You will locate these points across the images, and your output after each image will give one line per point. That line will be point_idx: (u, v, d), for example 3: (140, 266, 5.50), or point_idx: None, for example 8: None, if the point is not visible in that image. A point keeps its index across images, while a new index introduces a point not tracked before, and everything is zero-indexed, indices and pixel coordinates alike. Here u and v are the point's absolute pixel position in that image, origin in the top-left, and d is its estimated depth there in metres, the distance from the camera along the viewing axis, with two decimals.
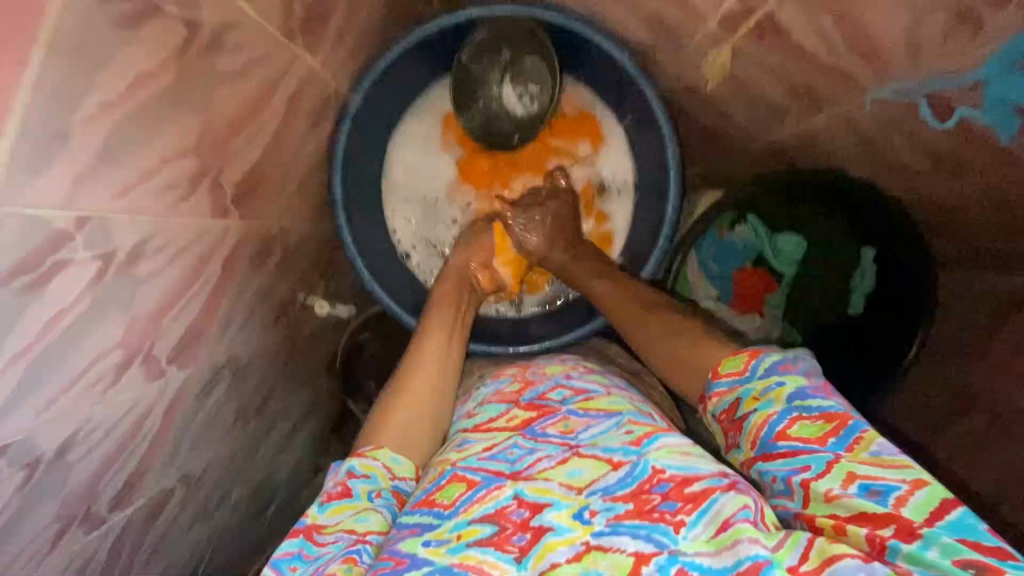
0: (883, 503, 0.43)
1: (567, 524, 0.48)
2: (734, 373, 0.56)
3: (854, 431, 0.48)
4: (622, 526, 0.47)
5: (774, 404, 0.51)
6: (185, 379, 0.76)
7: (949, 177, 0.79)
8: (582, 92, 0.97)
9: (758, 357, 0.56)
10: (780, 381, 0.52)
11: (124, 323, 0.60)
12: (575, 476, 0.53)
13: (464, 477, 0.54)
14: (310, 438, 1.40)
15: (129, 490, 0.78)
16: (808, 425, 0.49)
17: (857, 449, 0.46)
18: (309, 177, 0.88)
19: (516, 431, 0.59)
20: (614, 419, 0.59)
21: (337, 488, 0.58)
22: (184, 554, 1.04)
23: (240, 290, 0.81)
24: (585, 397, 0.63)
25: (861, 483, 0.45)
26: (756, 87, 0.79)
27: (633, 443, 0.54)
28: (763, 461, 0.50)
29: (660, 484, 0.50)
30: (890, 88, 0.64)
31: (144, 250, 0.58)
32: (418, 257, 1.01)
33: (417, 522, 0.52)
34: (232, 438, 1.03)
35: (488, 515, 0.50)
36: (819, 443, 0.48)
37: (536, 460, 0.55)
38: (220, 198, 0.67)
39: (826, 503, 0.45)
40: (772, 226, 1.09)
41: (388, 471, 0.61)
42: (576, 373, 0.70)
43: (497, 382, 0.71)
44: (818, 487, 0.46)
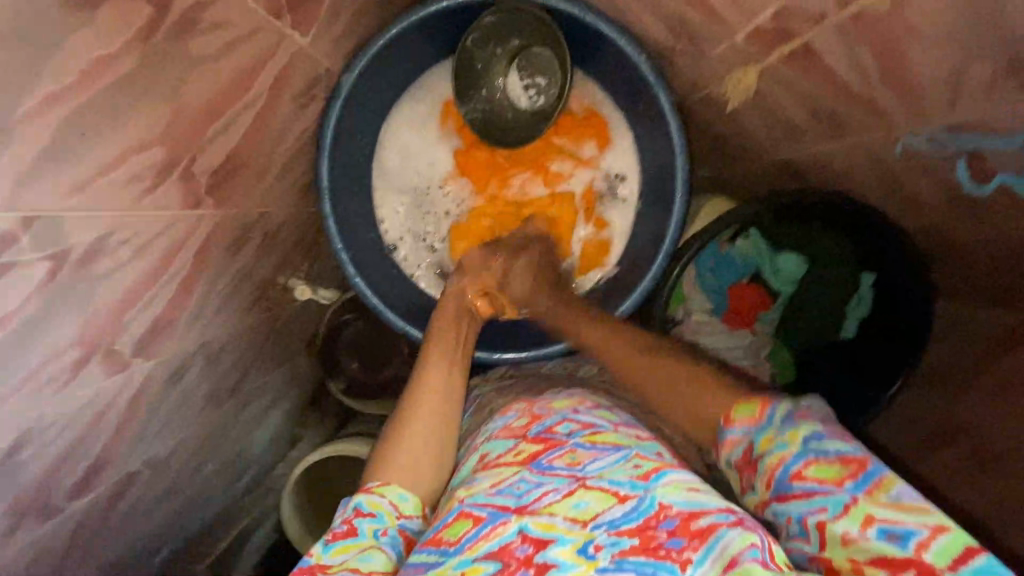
0: (903, 546, 0.39)
1: (571, 560, 0.45)
2: (747, 420, 0.50)
3: (874, 474, 0.43)
4: (628, 563, 0.44)
5: (789, 448, 0.46)
6: (151, 370, 0.72)
7: (969, 217, 0.77)
8: (591, 89, 0.92)
9: (772, 404, 0.49)
10: (795, 425, 0.47)
11: (83, 322, 0.55)
12: (579, 510, 0.49)
13: (471, 512, 0.50)
14: (285, 415, 1.38)
15: (88, 479, 0.75)
16: (824, 468, 0.44)
17: (877, 492, 0.42)
18: (294, 160, 0.82)
19: (523, 465, 0.55)
20: (622, 453, 0.55)
21: (343, 527, 0.55)
22: (149, 532, 1.02)
23: (213, 279, 0.76)
24: (593, 431, 0.59)
25: (880, 526, 0.40)
26: (777, 106, 0.74)
27: (640, 478, 0.51)
28: (779, 503, 0.45)
29: (666, 521, 0.47)
30: (925, 136, 0.61)
31: (105, 246, 0.53)
32: (407, 250, 0.97)
33: (422, 559, 0.49)
34: (202, 420, 0.99)
35: (492, 552, 0.47)
36: (835, 485, 0.43)
37: (542, 493, 0.51)
38: (193, 188, 0.62)
39: (843, 547, 0.41)
40: (773, 243, 1.04)
41: (395, 510, 0.57)
42: (584, 408, 0.65)
43: (506, 417, 0.68)
44: (834, 529, 0.42)
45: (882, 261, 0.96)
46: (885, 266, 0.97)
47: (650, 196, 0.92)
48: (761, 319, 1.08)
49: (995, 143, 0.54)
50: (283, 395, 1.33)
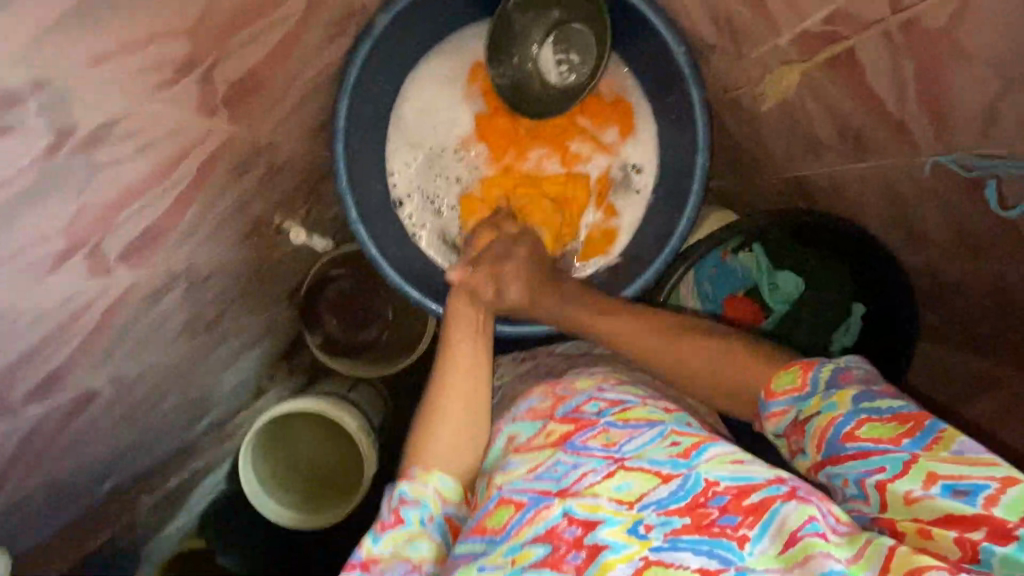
0: (972, 502, 0.45)
1: (623, 540, 0.50)
2: (792, 387, 0.57)
3: (933, 431, 0.49)
4: (682, 542, 0.49)
5: (838, 409, 0.53)
6: (135, 281, 0.69)
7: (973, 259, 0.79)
8: (623, 76, 0.91)
9: (813, 368, 0.57)
10: (842, 388, 0.54)
11: (74, 212, 0.53)
12: (623, 491, 0.54)
13: (511, 499, 0.56)
14: (257, 361, 1.35)
15: (48, 385, 0.72)
16: (878, 427, 0.51)
17: (936, 449, 0.48)
18: (315, 93, 0.80)
19: (556, 447, 0.60)
20: (657, 429, 0.60)
21: (391, 517, 0.60)
22: (102, 457, 0.98)
23: (213, 199, 0.73)
24: (622, 409, 0.63)
25: (944, 483, 0.46)
26: (804, 118, 0.75)
27: (681, 456, 0.56)
28: (834, 466, 0.52)
29: (716, 497, 0.52)
30: (956, 158, 0.60)
31: (110, 134, 0.50)
32: (412, 207, 0.95)
33: (471, 550, 0.55)
34: (175, 348, 0.96)
35: (540, 536, 0.52)
36: (893, 444, 0.50)
37: (582, 475, 0.56)
38: (211, 94, 0.59)
39: (908, 505, 0.47)
40: (774, 261, 1.05)
41: (438, 497, 0.63)
42: (609, 385, 0.69)
43: (529, 398, 0.70)
44: (898, 489, 0.48)
45: (885, 287, 0.95)
46: (888, 292, 0.96)
47: (665, 190, 0.92)
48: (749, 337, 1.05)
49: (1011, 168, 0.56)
50: (258, 341, 1.30)
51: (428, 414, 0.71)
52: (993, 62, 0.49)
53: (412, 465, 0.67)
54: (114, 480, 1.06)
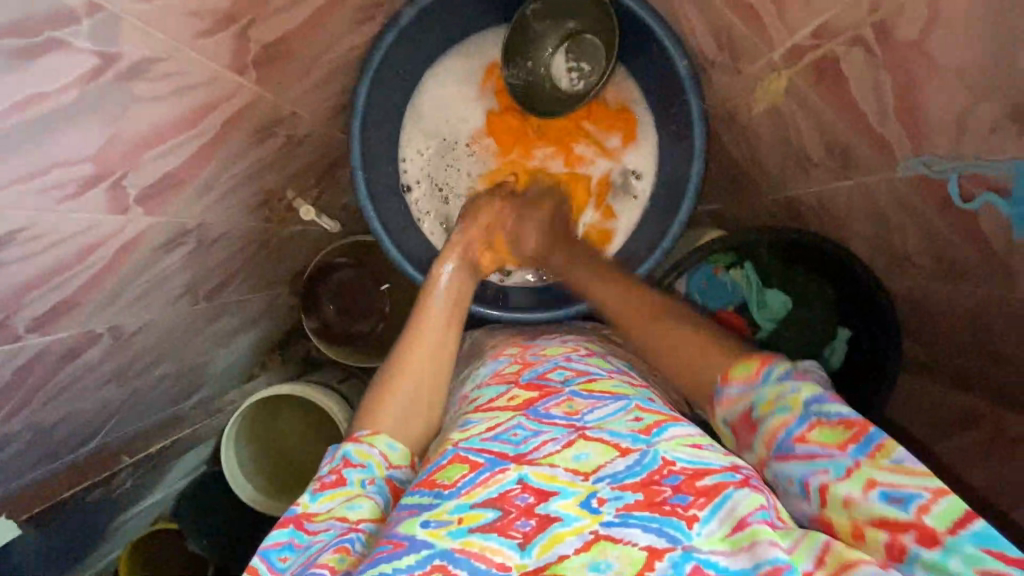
0: (904, 509, 0.47)
1: (574, 513, 0.50)
2: (746, 379, 0.61)
3: (874, 439, 0.51)
4: (633, 518, 0.49)
5: (788, 411, 0.56)
6: (149, 225, 0.72)
7: (945, 282, 0.81)
8: (629, 87, 0.96)
9: (769, 366, 0.60)
10: (795, 388, 0.57)
11: (104, 139, 0.56)
12: (581, 461, 0.55)
13: (467, 458, 0.57)
14: (251, 341, 1.37)
15: (51, 319, 0.74)
16: (827, 431, 0.54)
17: (878, 457, 0.50)
18: (338, 73, 0.85)
19: (519, 411, 0.63)
20: (622, 403, 0.63)
21: (332, 476, 0.62)
22: (91, 411, 0.99)
23: (232, 158, 0.77)
24: (588, 380, 0.68)
25: (882, 489, 0.49)
26: (794, 132, 0.80)
27: (642, 434, 0.57)
28: (781, 464, 0.55)
29: (671, 477, 0.52)
30: (922, 160, 0.64)
31: (149, 70, 0.55)
32: (419, 194, 0.99)
33: (417, 502, 0.55)
34: (175, 308, 0.99)
35: (490, 500, 0.52)
36: (838, 449, 0.52)
37: (542, 443, 0.57)
38: (243, 50, 0.64)
39: (844, 508, 0.50)
40: (765, 279, 1.08)
41: (384, 461, 0.65)
42: (577, 357, 0.75)
43: (498, 361, 0.78)
44: (837, 491, 0.51)
45: (873, 306, 0.96)
46: (878, 311, 0.96)
47: (660, 197, 0.96)
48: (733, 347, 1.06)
49: (985, 170, 0.57)
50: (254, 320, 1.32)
51: (386, 378, 0.71)
52: (962, 73, 0.53)
53: (362, 426, 0.68)
54: (99, 438, 1.06)
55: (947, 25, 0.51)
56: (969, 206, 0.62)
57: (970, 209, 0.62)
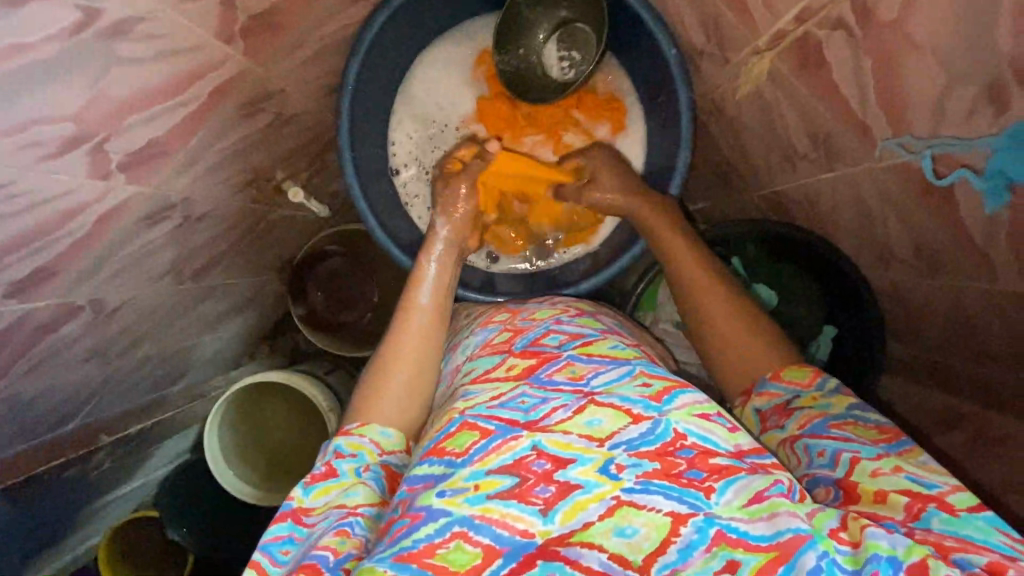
0: (929, 487, 0.50)
1: (595, 480, 0.52)
2: (796, 380, 0.65)
3: (905, 443, 0.56)
4: (654, 485, 0.51)
5: (833, 410, 0.61)
6: (132, 194, 0.72)
7: (927, 277, 0.82)
8: (619, 78, 0.97)
9: (822, 377, 0.65)
10: (842, 394, 0.62)
11: (86, 99, 0.56)
12: (594, 427, 0.56)
13: (477, 426, 0.56)
14: (239, 327, 1.37)
15: (29, 286, 0.73)
16: (865, 430, 0.58)
17: (909, 454, 0.54)
18: (329, 52, 0.85)
19: (522, 380, 0.63)
20: (627, 368, 0.63)
21: (323, 469, 0.63)
22: (70, 388, 0.98)
23: (217, 132, 0.77)
24: (585, 342, 0.67)
25: (909, 472, 0.52)
26: (780, 122, 0.80)
27: (652, 400, 0.58)
28: (813, 439, 0.58)
29: (683, 449, 0.54)
30: (899, 141, 0.65)
31: (132, 30, 0.55)
32: (408, 176, 1.00)
33: (429, 474, 0.55)
34: (159, 286, 0.98)
35: (506, 467, 0.53)
36: (874, 442, 0.56)
37: (552, 409, 0.58)
38: (230, 19, 0.64)
39: (871, 477, 0.52)
40: (751, 273, 1.07)
41: (377, 448, 0.66)
42: (567, 318, 0.73)
43: (487, 330, 0.75)
44: (866, 465, 0.54)
45: (856, 299, 0.97)
46: (859, 305, 0.97)
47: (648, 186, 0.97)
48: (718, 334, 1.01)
49: (961, 150, 0.58)
50: (242, 306, 1.31)
51: (374, 372, 0.72)
52: (940, 55, 0.53)
53: (353, 420, 0.69)
54: (78, 418, 1.05)
55: (924, 6, 0.51)
56: (940, 181, 0.64)
57: (944, 185, 0.63)
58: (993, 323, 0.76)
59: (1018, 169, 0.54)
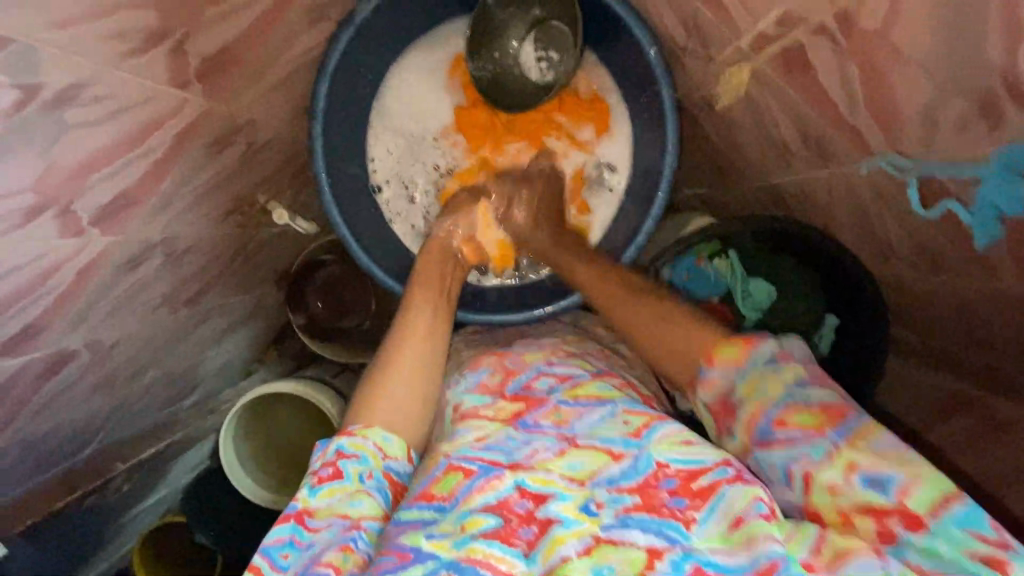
0: (887, 495, 0.47)
1: (574, 516, 0.52)
2: (729, 361, 0.59)
3: (853, 424, 0.51)
4: (633, 520, 0.51)
5: (769, 397, 0.55)
6: (110, 244, 0.72)
7: (930, 273, 0.78)
8: (600, 75, 0.92)
9: (752, 347, 0.58)
10: (777, 371, 0.56)
11: (41, 169, 0.55)
12: (574, 469, 0.56)
13: (461, 467, 0.56)
14: (244, 341, 1.38)
15: (22, 341, 0.75)
16: (805, 415, 0.53)
17: (857, 441, 0.50)
18: (294, 76, 0.82)
19: (506, 423, 0.62)
20: (608, 408, 0.62)
21: (329, 470, 0.60)
22: (78, 422, 1.01)
23: (189, 172, 0.76)
24: (573, 385, 0.66)
25: (863, 474, 0.49)
26: (769, 121, 0.76)
27: (632, 436, 0.57)
28: (763, 452, 0.54)
29: (665, 480, 0.53)
30: (888, 160, 0.62)
31: (78, 96, 0.53)
32: (389, 194, 0.97)
33: (417, 517, 0.54)
34: (156, 318, 0.99)
35: (490, 506, 0.53)
36: (817, 433, 0.52)
37: (535, 451, 0.58)
38: (182, 66, 0.62)
39: (830, 495, 0.50)
40: (749, 268, 1.04)
41: (379, 452, 0.63)
42: (558, 360, 0.72)
43: (476, 373, 0.72)
44: (822, 480, 0.50)
45: (855, 292, 0.95)
46: (857, 297, 0.95)
47: (635, 189, 0.93)
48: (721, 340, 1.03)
49: (952, 173, 0.56)
50: (242, 323, 1.32)
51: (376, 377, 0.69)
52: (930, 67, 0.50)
53: (355, 419, 0.66)
54: (92, 446, 1.09)
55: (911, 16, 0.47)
56: (931, 215, 0.62)
57: (932, 217, 0.61)
58: (999, 316, 0.73)
59: (1013, 204, 0.53)
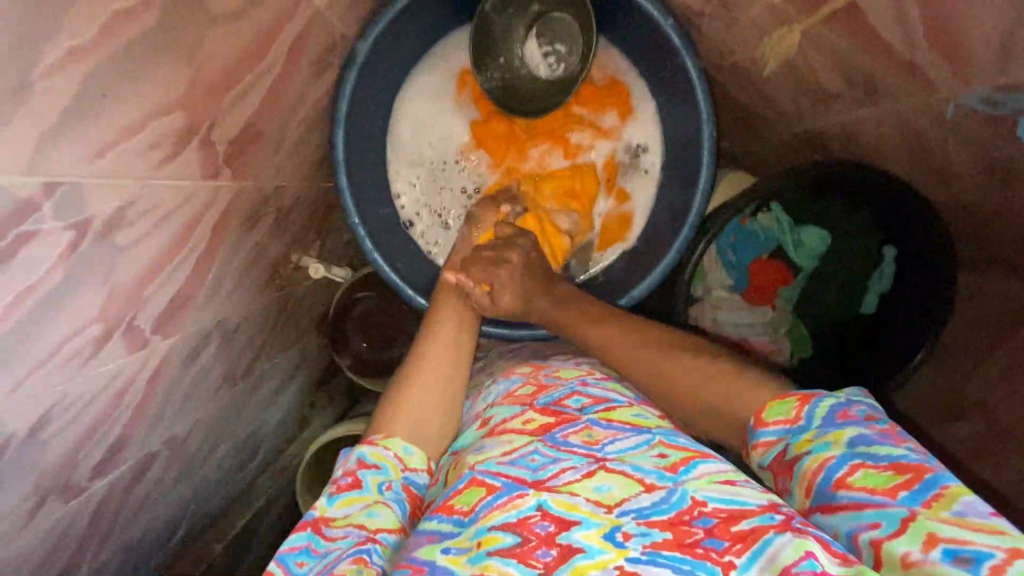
0: (974, 572, 0.37)
1: (598, 546, 0.44)
2: (784, 419, 0.51)
3: (932, 485, 0.41)
4: (662, 557, 0.43)
5: (831, 451, 0.46)
6: (172, 346, 0.70)
7: (995, 191, 0.72)
8: (615, 58, 0.89)
9: (811, 402, 0.50)
10: (840, 427, 0.47)
11: (103, 297, 0.53)
12: (603, 493, 0.49)
13: (483, 481, 0.50)
14: (299, 392, 1.35)
15: (109, 458, 0.74)
16: (873, 474, 0.43)
17: (936, 506, 0.40)
18: (311, 131, 0.80)
19: (535, 436, 0.56)
20: (644, 437, 0.55)
21: (347, 479, 0.56)
22: (168, 512, 1.01)
23: (231, 254, 0.74)
24: (607, 407, 0.60)
25: (945, 547, 0.38)
26: (809, 71, 0.73)
27: (667, 470, 0.51)
28: (824, 516, 0.45)
29: (701, 518, 0.46)
30: (981, 96, 0.59)
31: (124, 217, 0.50)
32: (423, 226, 0.94)
33: (436, 528, 0.49)
34: (218, 397, 0.98)
35: (508, 524, 0.46)
36: (888, 496, 0.42)
37: (560, 470, 0.51)
38: (213, 155, 0.59)
39: (903, 569, 0.39)
40: (796, 217, 1.00)
41: (400, 463, 0.58)
42: (592, 380, 0.66)
43: (509, 382, 0.69)
44: (891, 549, 0.40)
45: (903, 218, 0.90)
46: (903, 220, 0.90)
47: (672, 168, 0.90)
48: (780, 295, 1.03)
49: None
50: (296, 377, 1.31)
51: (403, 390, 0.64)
52: None
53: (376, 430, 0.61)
54: (182, 530, 1.09)
55: None
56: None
57: None
58: None
59: None
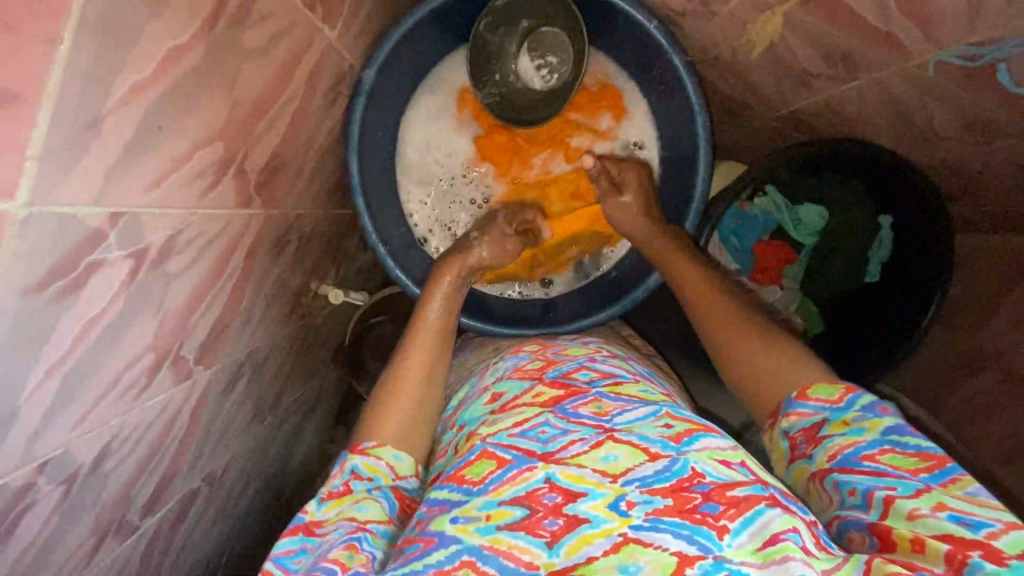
0: (974, 530, 0.42)
1: (603, 514, 0.46)
2: (825, 400, 0.54)
3: (951, 472, 0.46)
4: (663, 523, 0.45)
5: (864, 433, 0.50)
6: (211, 377, 0.72)
7: (982, 145, 0.76)
8: (605, 64, 0.94)
9: (856, 393, 0.53)
10: (877, 415, 0.51)
11: (155, 326, 0.56)
12: (609, 462, 0.50)
13: (494, 454, 0.52)
14: (321, 424, 1.36)
15: (156, 496, 0.75)
16: (899, 457, 0.48)
17: (952, 487, 0.45)
18: (325, 158, 0.83)
19: (545, 407, 0.57)
20: (651, 409, 0.56)
21: (338, 487, 0.57)
22: (206, 553, 1.00)
23: (261, 282, 0.76)
24: (613, 381, 0.62)
25: (951, 512, 0.44)
26: (790, 55, 0.78)
27: (671, 439, 0.51)
28: (842, 476, 0.49)
29: (700, 484, 0.47)
30: (958, 53, 0.64)
31: (173, 246, 0.53)
32: (436, 241, 0.97)
33: (446, 498, 0.51)
34: (251, 432, 0.99)
35: (518, 497, 0.48)
36: (910, 473, 0.47)
37: (569, 442, 0.52)
38: (245, 185, 0.62)
39: (907, 520, 0.44)
40: (793, 197, 1.04)
41: (391, 472, 0.59)
42: (601, 358, 0.68)
43: (517, 358, 0.71)
44: (901, 505, 0.45)
45: (896, 187, 0.94)
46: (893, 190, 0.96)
47: (669, 161, 0.94)
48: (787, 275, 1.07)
49: None
50: (318, 408, 1.32)
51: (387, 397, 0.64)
52: None
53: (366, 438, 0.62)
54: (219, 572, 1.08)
55: None
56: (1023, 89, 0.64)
57: None
58: None
59: None
